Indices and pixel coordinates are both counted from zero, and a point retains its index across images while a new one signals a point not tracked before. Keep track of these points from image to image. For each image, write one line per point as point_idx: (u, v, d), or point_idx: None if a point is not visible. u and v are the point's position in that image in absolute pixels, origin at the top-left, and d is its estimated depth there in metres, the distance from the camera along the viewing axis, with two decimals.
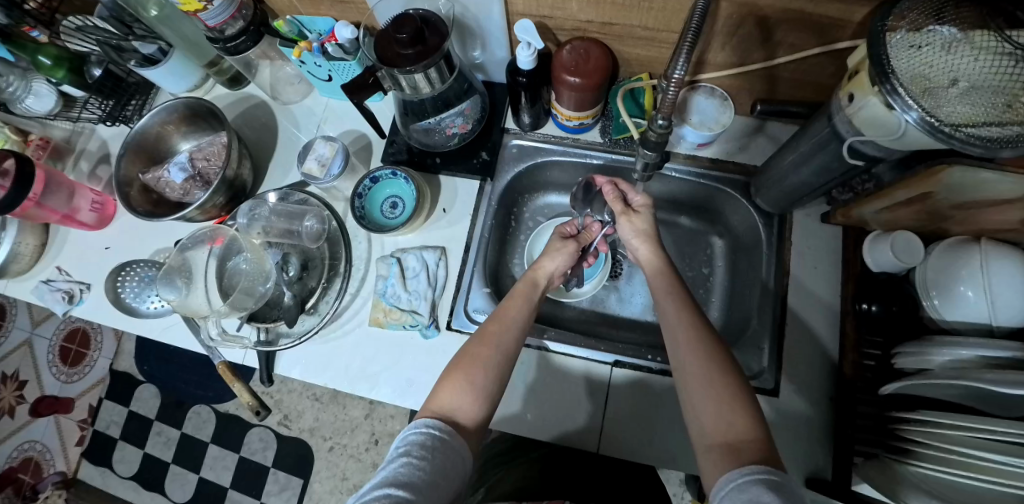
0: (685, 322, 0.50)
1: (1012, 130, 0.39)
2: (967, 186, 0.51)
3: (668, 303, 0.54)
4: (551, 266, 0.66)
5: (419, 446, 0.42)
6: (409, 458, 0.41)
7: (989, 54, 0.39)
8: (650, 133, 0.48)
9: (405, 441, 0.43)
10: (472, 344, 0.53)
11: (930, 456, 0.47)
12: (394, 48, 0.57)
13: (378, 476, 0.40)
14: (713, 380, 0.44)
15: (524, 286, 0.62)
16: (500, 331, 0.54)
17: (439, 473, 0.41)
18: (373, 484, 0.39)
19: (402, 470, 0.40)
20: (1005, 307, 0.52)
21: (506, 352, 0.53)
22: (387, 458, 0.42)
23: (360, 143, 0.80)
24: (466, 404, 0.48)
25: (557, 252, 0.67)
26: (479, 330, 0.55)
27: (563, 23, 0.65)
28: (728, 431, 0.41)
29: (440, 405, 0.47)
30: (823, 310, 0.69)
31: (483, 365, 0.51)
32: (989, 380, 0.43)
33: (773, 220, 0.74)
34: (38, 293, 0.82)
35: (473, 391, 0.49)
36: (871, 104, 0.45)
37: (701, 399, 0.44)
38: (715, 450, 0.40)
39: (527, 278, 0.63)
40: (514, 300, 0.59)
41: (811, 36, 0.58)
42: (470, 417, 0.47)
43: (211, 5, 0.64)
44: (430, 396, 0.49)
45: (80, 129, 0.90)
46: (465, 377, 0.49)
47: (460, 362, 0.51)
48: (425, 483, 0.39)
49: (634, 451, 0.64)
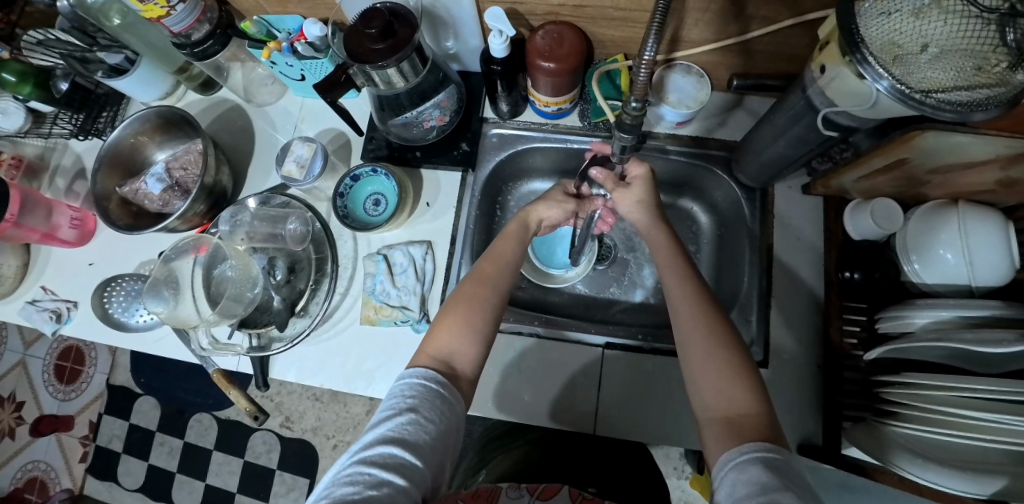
0: (689, 304, 0.49)
1: (983, 93, 0.39)
2: (942, 151, 0.52)
3: (674, 285, 0.51)
4: (547, 212, 0.64)
5: (426, 407, 0.41)
6: (416, 416, 0.40)
7: (957, 17, 0.39)
8: (625, 115, 0.47)
9: (412, 396, 0.42)
10: (468, 286, 0.53)
11: (914, 416, 0.49)
12: (365, 44, 0.56)
13: (382, 427, 0.39)
14: (715, 348, 0.45)
15: (516, 227, 0.61)
16: (496, 270, 0.55)
17: (443, 434, 0.40)
18: (378, 437, 0.39)
19: (408, 429, 0.39)
20: (983, 267, 0.53)
21: (500, 292, 0.53)
22: (391, 409, 0.41)
23: (339, 141, 0.79)
24: (464, 346, 0.48)
25: (557, 203, 0.64)
26: (475, 270, 0.55)
27: (535, 7, 0.64)
28: (731, 406, 0.41)
29: (437, 349, 0.48)
30: (808, 281, 0.69)
31: (479, 306, 0.51)
32: (970, 340, 0.44)
33: (755, 194, 0.74)
34: (24, 314, 0.81)
35: (471, 334, 0.49)
36: (843, 74, 0.46)
37: (701, 373, 0.44)
38: (715, 422, 0.41)
39: (518, 219, 0.63)
40: (507, 240, 0.59)
41: (783, 8, 0.57)
42: (468, 360, 0.48)
43: (174, 10, 0.63)
44: (428, 338, 0.49)
45: (52, 145, 0.88)
46: (462, 319, 0.50)
47: (457, 302, 0.51)
48: (429, 445, 0.39)
49: (630, 430, 0.65)
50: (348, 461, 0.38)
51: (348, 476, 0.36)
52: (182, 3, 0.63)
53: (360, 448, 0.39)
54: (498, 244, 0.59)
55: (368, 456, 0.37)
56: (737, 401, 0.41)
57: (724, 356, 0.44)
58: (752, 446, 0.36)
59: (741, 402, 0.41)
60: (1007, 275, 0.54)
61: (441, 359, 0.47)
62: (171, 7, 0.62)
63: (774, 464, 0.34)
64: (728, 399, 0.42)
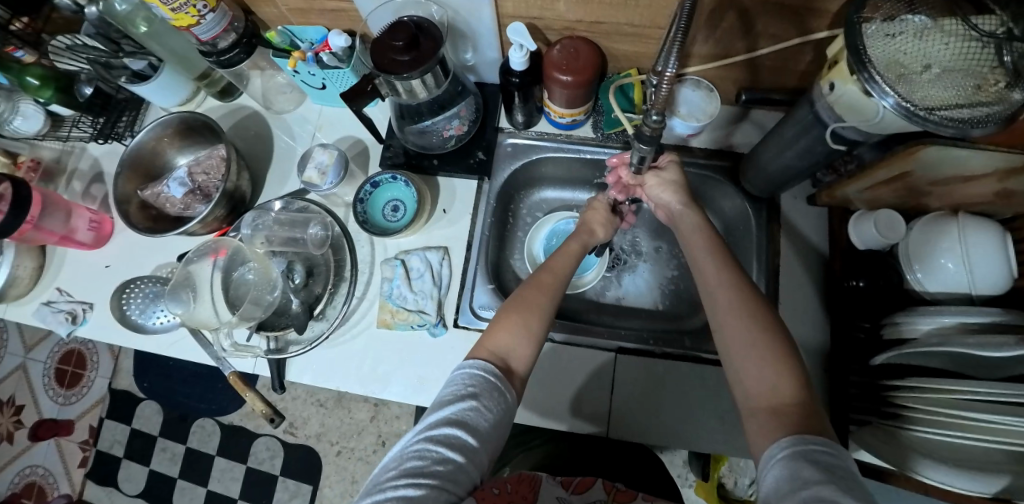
0: (723, 289, 0.50)
1: (983, 110, 0.41)
2: (943, 163, 0.54)
3: (711, 273, 0.53)
4: (598, 222, 0.68)
5: (487, 394, 0.43)
6: (478, 403, 0.42)
7: (960, 37, 0.42)
8: (645, 127, 0.50)
9: (473, 385, 0.43)
10: (525, 291, 0.55)
11: (923, 419, 0.50)
12: (389, 55, 0.58)
13: (446, 409, 0.41)
14: (755, 338, 0.45)
15: (575, 244, 0.64)
16: (554, 279, 0.57)
17: (499, 423, 0.42)
18: (442, 418, 0.41)
19: (470, 414, 0.41)
20: (982, 274, 0.56)
21: (556, 299, 0.55)
22: (453, 393, 0.43)
23: (357, 148, 0.81)
24: (521, 345, 0.49)
25: (606, 223, 0.69)
26: (531, 278, 0.57)
27: (552, 23, 0.66)
28: (774, 395, 0.41)
29: (496, 346, 0.49)
30: (814, 289, 0.71)
31: (538, 311, 0.52)
32: (971, 345, 0.46)
33: (761, 204, 0.76)
34: (39, 316, 0.82)
35: (527, 336, 0.50)
36: (852, 90, 0.48)
37: (744, 362, 0.45)
38: (760, 413, 0.41)
39: (579, 237, 0.66)
40: (563, 255, 0.62)
41: (790, 26, 0.60)
42: (522, 357, 0.49)
43: (203, 19, 0.65)
44: (484, 335, 0.50)
45: (70, 148, 0.89)
46: (520, 322, 0.51)
47: (517, 306, 0.52)
48: (487, 432, 0.41)
49: (641, 433, 0.67)
50: (413, 437, 0.40)
51: (416, 451, 0.39)
52: (211, 12, 0.65)
53: (423, 426, 0.41)
54: (557, 257, 0.61)
55: (433, 435, 0.40)
56: (780, 391, 0.41)
57: (768, 346, 0.44)
58: (782, 442, 0.36)
59: (784, 391, 0.41)
60: (1007, 283, 0.56)
61: (497, 355, 0.48)
62: (200, 17, 0.64)
63: (802, 454, 0.34)
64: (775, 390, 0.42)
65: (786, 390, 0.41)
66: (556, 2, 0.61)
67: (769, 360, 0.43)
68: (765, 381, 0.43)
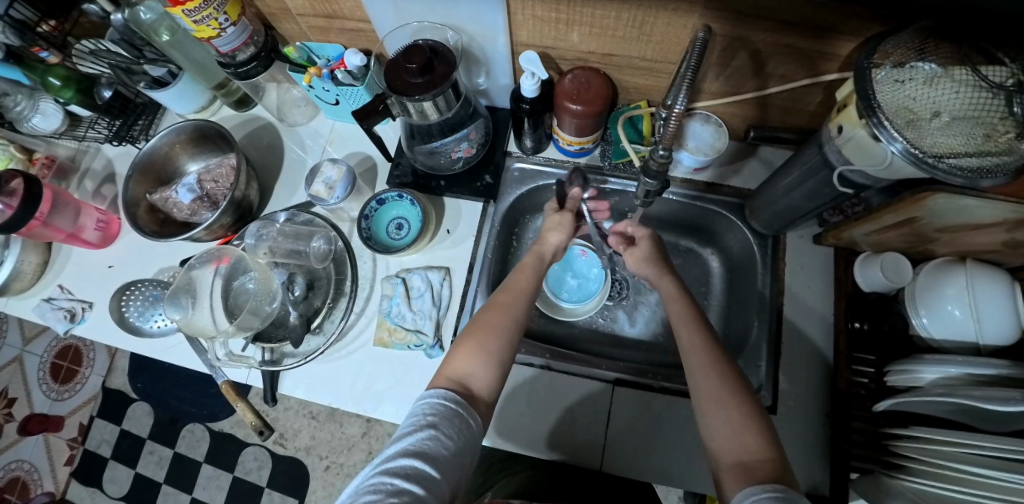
0: (694, 331, 0.55)
1: (992, 160, 0.41)
2: (951, 212, 0.52)
3: (683, 329, 0.56)
4: (553, 240, 0.69)
5: (446, 424, 0.45)
6: (435, 432, 0.43)
7: (968, 87, 0.41)
8: (652, 161, 0.50)
9: (432, 414, 0.45)
10: (485, 313, 0.57)
11: (925, 471, 0.47)
12: (403, 77, 0.59)
13: (404, 440, 0.42)
14: (726, 397, 0.48)
15: (531, 259, 0.66)
16: (511, 299, 0.59)
17: (458, 452, 0.44)
18: (400, 449, 0.42)
19: (429, 443, 0.42)
20: (989, 323, 0.54)
21: (517, 319, 0.57)
22: (412, 425, 0.44)
23: (365, 164, 0.82)
24: (478, 370, 0.51)
25: (558, 226, 0.70)
26: (491, 300, 0.59)
27: (565, 53, 0.68)
28: (743, 450, 0.44)
29: (455, 373, 0.51)
30: (817, 331, 0.70)
31: (496, 332, 0.54)
32: (978, 397, 0.44)
33: (767, 241, 0.76)
34: (38, 312, 0.82)
35: (484, 357, 0.52)
36: (860, 135, 0.49)
37: (710, 411, 0.48)
38: (732, 468, 0.44)
39: (533, 252, 0.68)
40: (523, 272, 0.64)
41: (800, 68, 0.60)
42: (483, 385, 0.51)
43: (224, 32, 0.66)
44: (444, 364, 0.53)
45: (85, 148, 0.91)
46: (477, 345, 0.53)
47: (473, 330, 0.55)
48: (446, 460, 0.42)
49: (634, 468, 0.65)
50: (370, 471, 0.41)
51: (371, 485, 0.39)
52: (233, 25, 0.66)
53: (382, 460, 0.41)
54: (518, 275, 0.63)
55: (390, 468, 0.40)
56: (749, 447, 0.44)
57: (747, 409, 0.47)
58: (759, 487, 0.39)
59: (753, 449, 0.44)
60: (1015, 335, 0.54)
61: (456, 380, 0.50)
62: (222, 29, 0.65)
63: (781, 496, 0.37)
64: (737, 441, 0.45)
65: (760, 445, 0.44)
66: (569, 33, 0.63)
67: (727, 381, 0.49)
68: (736, 439, 0.45)
